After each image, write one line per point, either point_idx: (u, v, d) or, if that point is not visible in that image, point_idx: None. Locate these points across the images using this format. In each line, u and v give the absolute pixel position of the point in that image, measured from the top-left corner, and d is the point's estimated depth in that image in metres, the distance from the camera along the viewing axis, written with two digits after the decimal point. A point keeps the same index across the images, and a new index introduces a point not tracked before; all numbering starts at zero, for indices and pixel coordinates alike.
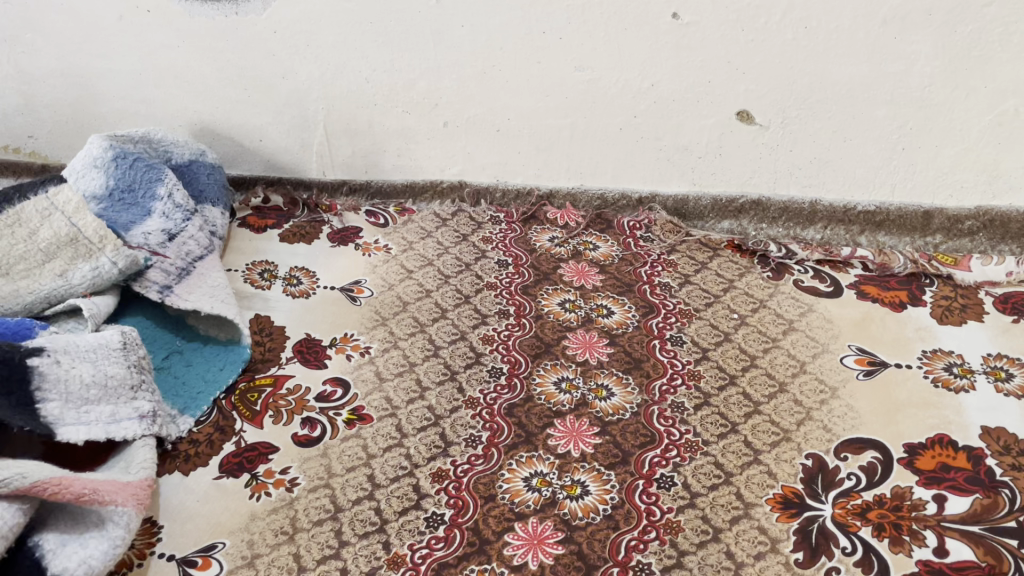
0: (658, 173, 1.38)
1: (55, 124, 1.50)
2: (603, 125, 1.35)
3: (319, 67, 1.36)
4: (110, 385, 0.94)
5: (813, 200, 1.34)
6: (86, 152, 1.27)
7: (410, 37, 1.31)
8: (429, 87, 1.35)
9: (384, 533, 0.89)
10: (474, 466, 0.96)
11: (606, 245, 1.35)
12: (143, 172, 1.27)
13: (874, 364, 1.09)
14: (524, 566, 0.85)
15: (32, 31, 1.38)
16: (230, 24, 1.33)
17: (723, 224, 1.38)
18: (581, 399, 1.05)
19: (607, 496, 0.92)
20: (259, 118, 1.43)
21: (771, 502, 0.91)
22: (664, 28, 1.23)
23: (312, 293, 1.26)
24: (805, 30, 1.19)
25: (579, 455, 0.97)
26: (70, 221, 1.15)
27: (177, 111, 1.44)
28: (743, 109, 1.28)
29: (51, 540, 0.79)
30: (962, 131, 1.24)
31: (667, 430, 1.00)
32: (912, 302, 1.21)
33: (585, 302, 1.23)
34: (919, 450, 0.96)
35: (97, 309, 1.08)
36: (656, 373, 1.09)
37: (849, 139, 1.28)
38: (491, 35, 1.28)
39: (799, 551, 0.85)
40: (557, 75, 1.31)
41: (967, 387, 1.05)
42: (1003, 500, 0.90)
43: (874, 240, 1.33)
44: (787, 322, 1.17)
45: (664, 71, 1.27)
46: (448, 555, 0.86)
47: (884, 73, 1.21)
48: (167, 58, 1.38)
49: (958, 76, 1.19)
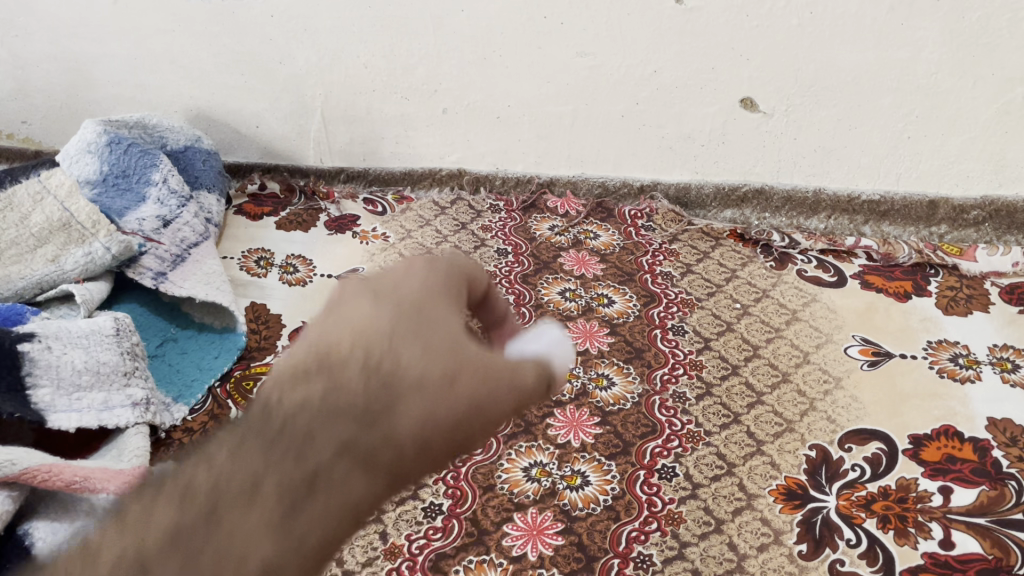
0: (660, 161, 1.37)
1: (48, 110, 1.49)
2: (604, 112, 1.33)
3: (317, 52, 1.34)
4: (103, 371, 0.92)
5: (816, 189, 1.33)
6: (80, 136, 1.26)
7: (409, 22, 1.28)
8: (428, 73, 1.33)
9: (381, 523, 0.87)
10: (473, 456, 0.95)
11: (607, 234, 1.33)
12: (137, 157, 1.25)
13: (878, 354, 1.08)
14: (524, 557, 0.83)
15: (26, 14, 1.37)
16: (227, 8, 1.32)
17: (726, 213, 1.37)
18: (582, 389, 1.04)
19: (608, 487, 0.90)
20: (255, 104, 1.42)
21: (773, 493, 0.89)
22: (667, 13, 1.21)
23: (309, 281, 1.24)
24: (811, 15, 1.17)
25: (579, 445, 0.96)
26: (62, 206, 1.18)
27: (172, 96, 1.43)
28: (747, 96, 1.26)
29: (39, 528, 0.76)
30: (969, 120, 1.22)
31: (669, 420, 0.99)
32: (916, 293, 1.20)
33: (585, 291, 1.21)
34: (924, 442, 0.95)
35: (89, 296, 1.06)
36: (657, 363, 1.08)
37: (854, 127, 1.26)
38: (491, 20, 1.26)
39: (803, 543, 0.84)
40: (557, 61, 1.29)
41: (973, 377, 1.04)
42: (1010, 493, 0.88)
43: (879, 230, 1.32)
44: (790, 313, 1.16)
45: (667, 58, 1.25)
46: (446, 546, 0.84)
47: (889, 60, 1.19)
48: (162, 43, 1.37)
49: (965, 64, 1.17)
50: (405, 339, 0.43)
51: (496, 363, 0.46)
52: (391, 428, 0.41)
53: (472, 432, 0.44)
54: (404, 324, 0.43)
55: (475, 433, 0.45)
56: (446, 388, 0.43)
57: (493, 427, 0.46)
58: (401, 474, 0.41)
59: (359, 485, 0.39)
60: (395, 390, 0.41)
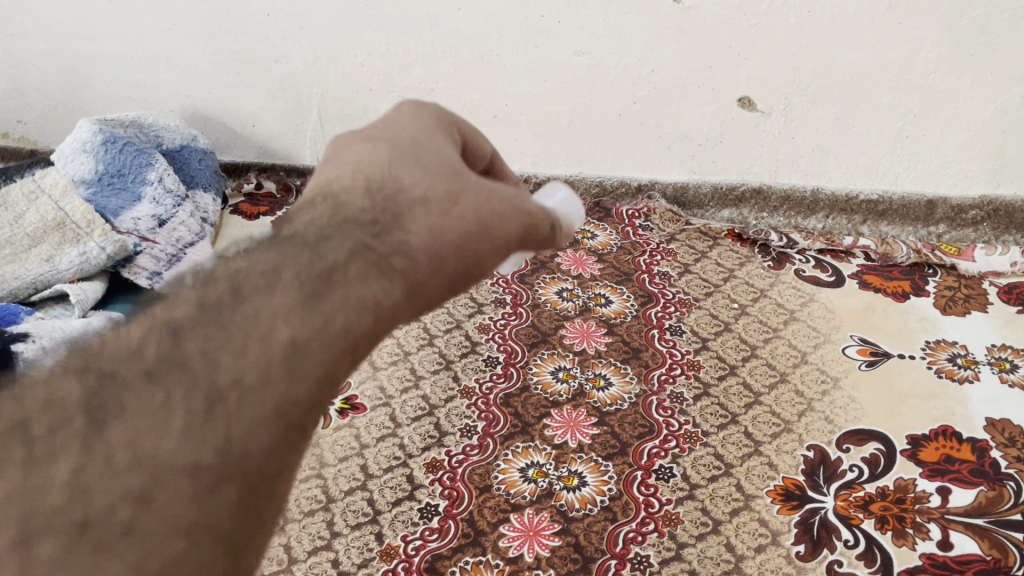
0: (658, 161, 1.37)
1: (45, 109, 1.49)
2: (602, 111, 1.33)
3: (313, 51, 1.33)
4: None
5: (814, 189, 1.33)
6: (76, 136, 1.27)
7: (404, 21, 1.27)
8: (425, 71, 1.33)
9: (377, 524, 0.87)
10: (469, 457, 0.94)
11: (604, 234, 1.33)
12: (132, 156, 1.25)
13: (876, 354, 1.08)
14: (520, 558, 0.83)
15: (20, 13, 1.37)
16: (222, 6, 1.31)
17: (723, 213, 1.38)
18: (579, 389, 1.03)
19: (605, 487, 0.90)
20: (252, 104, 1.42)
21: (771, 494, 0.89)
22: (665, 11, 1.20)
23: None
24: (809, 14, 1.15)
25: (576, 445, 0.95)
26: (57, 205, 1.18)
27: (169, 95, 1.44)
28: (745, 96, 1.26)
29: None
30: (967, 120, 1.21)
31: (666, 421, 0.98)
32: (915, 292, 1.19)
33: (583, 292, 1.21)
34: (923, 442, 0.95)
35: (84, 296, 1.06)
36: (655, 363, 1.07)
37: (853, 127, 1.26)
38: (487, 19, 1.25)
39: (800, 544, 0.83)
40: (555, 59, 1.28)
41: (971, 377, 1.04)
42: (1009, 493, 0.88)
43: (877, 230, 1.33)
44: (788, 313, 1.16)
45: (665, 57, 1.24)
46: (443, 547, 0.84)
47: (888, 58, 1.17)
48: (159, 42, 1.37)
49: (964, 64, 1.16)
50: (403, 170, 0.54)
51: (489, 189, 0.56)
52: (401, 233, 0.51)
53: (475, 244, 0.54)
54: (403, 160, 0.55)
55: (477, 246, 0.54)
56: (442, 205, 0.53)
57: (495, 242, 0.55)
58: (418, 268, 0.50)
59: (377, 278, 0.48)
60: (397, 204, 0.52)
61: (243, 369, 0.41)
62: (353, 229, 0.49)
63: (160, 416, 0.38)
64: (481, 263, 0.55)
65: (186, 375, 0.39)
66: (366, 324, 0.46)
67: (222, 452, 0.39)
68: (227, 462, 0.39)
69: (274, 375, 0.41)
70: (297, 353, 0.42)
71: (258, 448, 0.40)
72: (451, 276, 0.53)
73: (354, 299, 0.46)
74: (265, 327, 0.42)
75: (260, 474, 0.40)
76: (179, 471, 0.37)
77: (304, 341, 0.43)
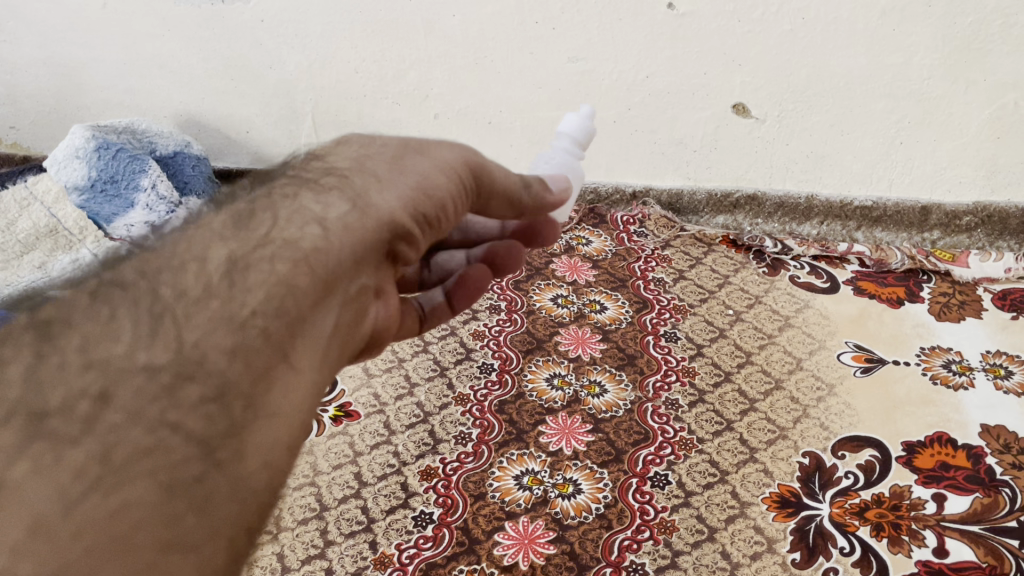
0: (652, 167, 1.38)
1: (37, 116, 1.52)
2: (597, 117, 1.33)
3: (307, 57, 1.34)
4: None
5: (808, 195, 1.33)
6: (68, 142, 1.28)
7: (399, 27, 1.27)
8: (419, 78, 1.33)
9: (371, 533, 0.86)
10: (463, 464, 0.94)
11: (599, 240, 1.33)
12: (126, 164, 1.27)
13: (872, 360, 1.08)
14: (514, 566, 0.82)
15: (14, 18, 1.39)
16: (216, 12, 1.32)
17: (718, 219, 1.39)
18: (574, 396, 1.03)
19: (599, 495, 0.90)
20: (246, 110, 1.43)
21: (767, 502, 0.88)
22: (659, 18, 1.20)
23: None
24: (803, 21, 1.15)
25: (571, 453, 0.95)
26: (49, 212, 1.32)
27: (163, 102, 1.45)
28: (739, 101, 1.26)
29: None
30: (960, 126, 1.20)
31: (661, 427, 0.98)
32: (909, 298, 1.19)
33: (577, 298, 1.20)
34: (918, 449, 0.95)
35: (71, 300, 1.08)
36: (650, 369, 1.07)
37: (846, 133, 1.26)
38: (480, 26, 1.25)
39: (796, 551, 0.83)
40: (548, 66, 1.28)
41: (966, 384, 1.04)
42: (1004, 499, 0.88)
43: (871, 236, 1.33)
44: (783, 318, 1.16)
45: (659, 64, 1.25)
46: (437, 555, 0.83)
47: (882, 65, 1.17)
48: (152, 48, 1.38)
49: (958, 69, 1.15)
50: (347, 137, 0.60)
51: (406, 179, 0.55)
52: (326, 167, 0.55)
53: (414, 162, 0.56)
54: (338, 139, 0.60)
55: (418, 167, 0.55)
56: (374, 146, 0.57)
57: (442, 165, 0.56)
58: (353, 183, 0.53)
59: (310, 196, 0.52)
60: (304, 188, 0.53)
61: (185, 284, 0.46)
62: (283, 180, 0.54)
63: (111, 329, 0.44)
64: (438, 183, 0.55)
65: (130, 294, 0.45)
66: (312, 234, 0.50)
67: (175, 354, 0.43)
68: (181, 361, 0.43)
69: (216, 286, 0.46)
70: (236, 266, 0.47)
71: (214, 350, 0.44)
72: (400, 188, 0.54)
73: (288, 216, 0.50)
74: (203, 252, 0.48)
75: (223, 374, 0.44)
76: (135, 371, 0.42)
77: (240, 256, 0.48)
